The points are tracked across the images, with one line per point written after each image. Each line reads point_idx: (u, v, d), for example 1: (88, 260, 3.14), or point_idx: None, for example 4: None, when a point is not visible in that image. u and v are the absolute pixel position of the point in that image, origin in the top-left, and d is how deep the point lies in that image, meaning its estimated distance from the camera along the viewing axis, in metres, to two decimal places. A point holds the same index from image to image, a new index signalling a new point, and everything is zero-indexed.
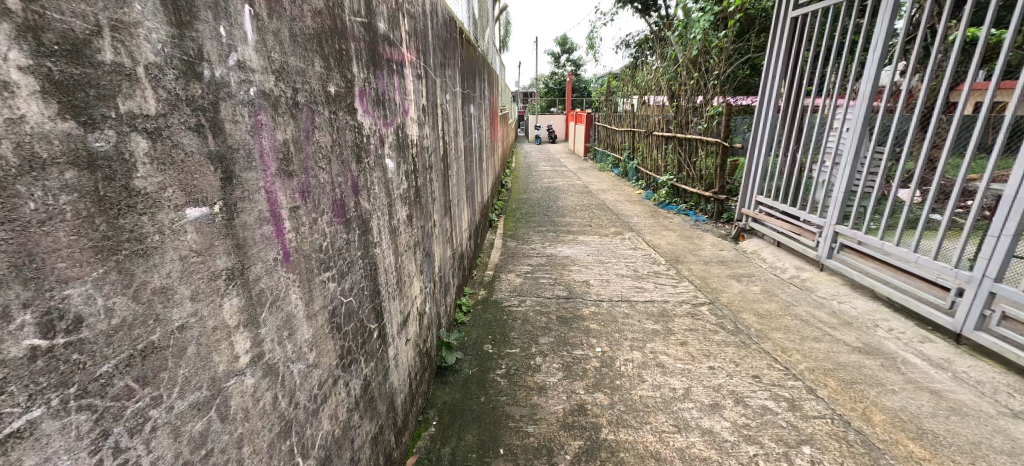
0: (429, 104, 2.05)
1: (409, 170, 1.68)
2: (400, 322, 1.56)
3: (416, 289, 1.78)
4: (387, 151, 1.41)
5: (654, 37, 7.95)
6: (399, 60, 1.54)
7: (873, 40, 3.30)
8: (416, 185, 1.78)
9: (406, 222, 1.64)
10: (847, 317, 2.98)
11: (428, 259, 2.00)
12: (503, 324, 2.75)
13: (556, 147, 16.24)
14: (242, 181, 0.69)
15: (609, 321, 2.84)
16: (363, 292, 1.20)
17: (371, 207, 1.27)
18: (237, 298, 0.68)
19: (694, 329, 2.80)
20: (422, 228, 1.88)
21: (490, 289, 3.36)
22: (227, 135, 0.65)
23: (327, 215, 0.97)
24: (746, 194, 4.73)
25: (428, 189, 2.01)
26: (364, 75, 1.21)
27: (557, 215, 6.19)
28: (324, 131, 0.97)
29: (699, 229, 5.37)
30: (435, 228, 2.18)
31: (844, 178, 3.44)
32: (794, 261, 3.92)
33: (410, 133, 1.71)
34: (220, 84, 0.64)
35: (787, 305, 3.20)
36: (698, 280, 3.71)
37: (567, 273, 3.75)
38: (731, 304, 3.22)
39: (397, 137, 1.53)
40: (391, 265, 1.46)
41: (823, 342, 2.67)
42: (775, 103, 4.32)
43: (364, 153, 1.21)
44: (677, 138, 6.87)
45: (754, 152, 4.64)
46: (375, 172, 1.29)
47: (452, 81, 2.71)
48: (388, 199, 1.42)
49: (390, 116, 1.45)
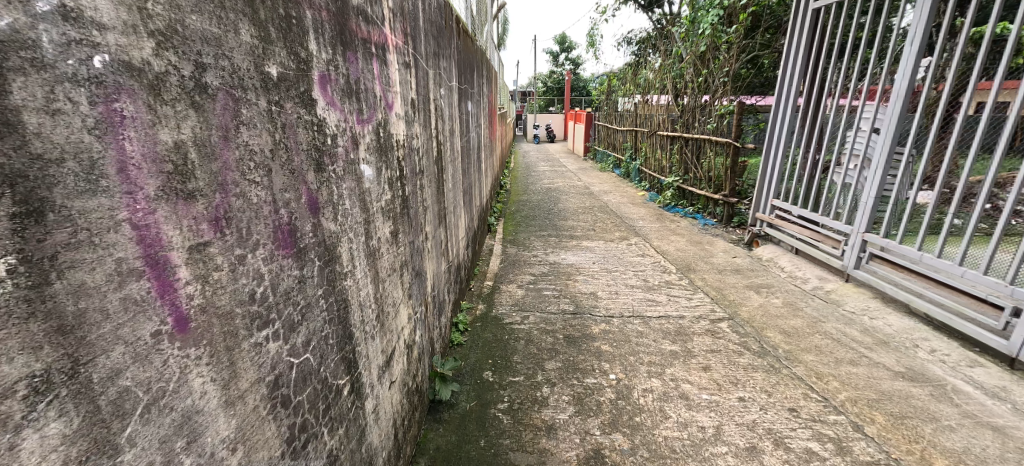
0: (420, 99, 1.76)
1: (394, 176, 1.39)
2: (381, 364, 1.27)
3: (403, 319, 1.49)
4: (362, 155, 1.12)
5: (658, 33, 7.65)
6: (379, 42, 1.24)
7: (910, 32, 2.99)
8: (403, 193, 1.49)
9: (389, 240, 1.35)
10: (882, 335, 2.71)
11: (418, 280, 1.71)
12: (505, 346, 2.46)
13: (555, 146, 15.96)
14: (73, 215, 0.40)
15: (622, 342, 2.55)
16: (328, 342, 0.91)
17: (340, 229, 0.98)
18: (61, 421, 0.39)
19: (718, 351, 2.51)
20: (410, 245, 1.59)
21: (490, 303, 3.07)
22: (32, 136, 0.37)
23: (263, 248, 0.68)
24: (761, 197, 4.45)
25: (419, 197, 1.71)
26: (328, 56, 0.92)
27: (560, 218, 5.90)
28: (259, 130, 0.68)
29: (708, 234, 5.10)
30: (427, 241, 1.89)
31: (875, 183, 3.15)
32: (816, 270, 3.65)
33: (395, 132, 1.41)
34: (8, 42, 0.35)
35: (814, 321, 2.93)
36: (714, 291, 3.43)
37: (572, 284, 3.47)
38: (753, 320, 2.94)
39: (378, 136, 1.24)
40: (370, 298, 1.17)
41: (860, 365, 2.39)
42: (794, 99, 4.03)
43: (328, 160, 0.91)
44: (683, 138, 6.59)
45: (770, 151, 4.36)
46: (345, 182, 1.01)
47: (447, 75, 2.41)
48: (365, 215, 1.13)
49: (367, 109, 1.16)
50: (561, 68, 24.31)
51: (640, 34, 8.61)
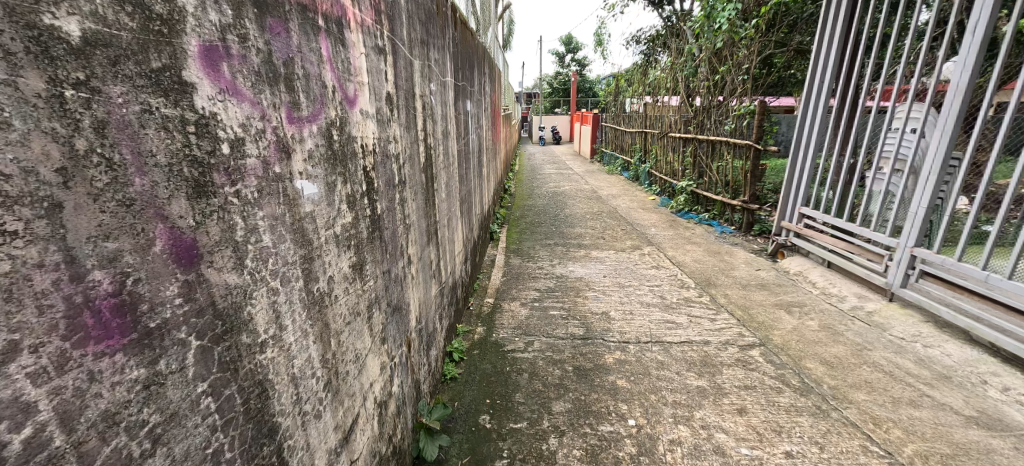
0: (400, 95, 1.43)
1: (359, 192, 1.07)
2: (336, 446, 0.95)
3: (372, 373, 1.17)
4: (301, 167, 0.80)
5: (670, 30, 7.26)
6: (333, 13, 0.92)
7: (972, 19, 2.61)
8: (374, 213, 1.17)
9: (351, 277, 1.02)
10: (940, 368, 2.36)
11: (396, 318, 1.38)
12: (506, 381, 2.13)
13: (560, 149, 15.62)
14: None
15: (639, 376, 2.21)
16: (220, 460, 0.60)
17: (252, 281, 0.65)
18: None
19: (753, 388, 2.16)
20: (385, 275, 1.27)
21: (490, 325, 2.74)
22: None
23: (28, 356, 0.37)
24: (789, 204, 4.08)
25: (397, 215, 1.39)
26: (223, 19, 0.59)
27: (567, 225, 5.55)
28: (23, 135, 0.37)
29: (727, 243, 4.73)
30: (411, 265, 1.56)
31: (927, 190, 2.78)
32: (854, 287, 3.28)
33: (362, 133, 1.09)
34: None
35: (859, 349, 2.57)
36: (739, 311, 3.08)
37: (581, 302, 3.13)
38: (789, 347, 2.59)
39: (330, 140, 0.92)
40: (314, 364, 0.85)
41: (923, 408, 2.05)
42: (827, 100, 3.65)
43: (222, 179, 0.59)
44: (696, 139, 6.22)
45: (797, 156, 3.99)
46: (263, 209, 0.68)
47: (439, 68, 2.08)
48: (306, 250, 0.82)
49: (310, 102, 0.83)
50: (567, 70, 24.03)
51: (649, 33, 8.22)
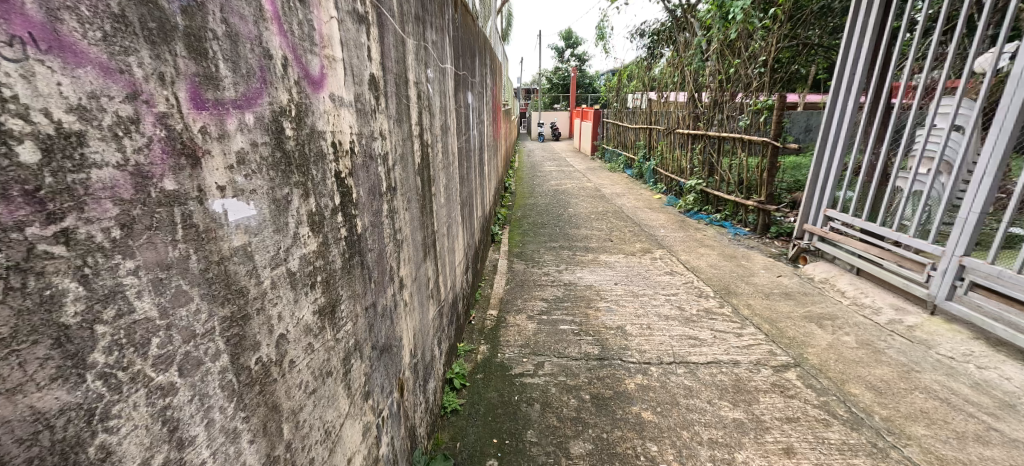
0: (388, 80, 1.13)
1: (328, 210, 0.77)
2: None
3: (351, 444, 0.88)
4: (222, 180, 0.51)
5: (675, 23, 6.92)
6: None
7: None
8: (352, 234, 0.88)
9: (318, 328, 0.74)
10: (1002, 394, 2.10)
11: (385, 360, 1.10)
12: (514, 415, 1.85)
13: (560, 146, 15.29)
14: None
15: (667, 407, 1.93)
16: None
17: (107, 390, 0.37)
18: None
19: (797, 421, 1.90)
20: (369, 311, 0.98)
21: (494, 343, 2.46)
22: None
23: None
24: (812, 206, 3.79)
25: (385, 231, 1.10)
26: None
27: (572, 226, 5.26)
28: None
29: (742, 246, 4.47)
30: (404, 289, 1.28)
31: (983, 194, 2.50)
32: (889, 297, 3.02)
33: (334, 127, 0.80)
34: None
35: (905, 371, 2.30)
36: (767, 325, 2.80)
37: (594, 314, 2.86)
38: (827, 367, 2.34)
39: (279, 138, 0.62)
40: None
41: (994, 446, 1.79)
42: (859, 96, 3.37)
43: (17, 211, 0.31)
44: (705, 136, 5.92)
45: (822, 156, 3.72)
46: (135, 256, 0.40)
47: (437, 52, 1.78)
48: (236, 305, 0.53)
49: (240, 82, 0.54)
50: (566, 64, 23.68)
51: (653, 26, 7.69)
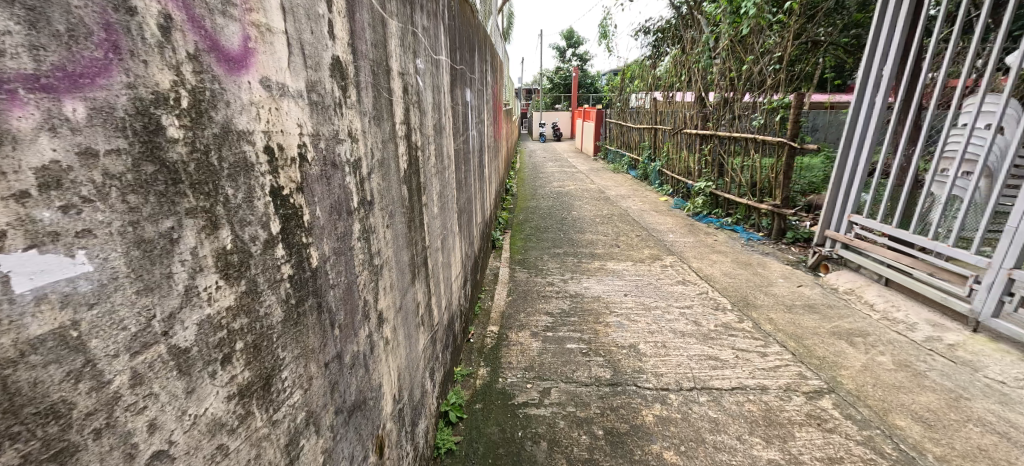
0: (359, 65, 0.89)
1: (257, 243, 0.54)
2: None
3: None
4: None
5: (682, 20, 6.66)
6: None
7: None
8: (300, 272, 0.64)
9: (237, 418, 0.50)
10: None
11: (357, 420, 0.87)
12: (518, 458, 1.62)
13: (562, 146, 15.01)
14: None
15: (691, 445, 1.70)
16: None
17: None
18: None
19: (840, 463, 1.66)
20: (330, 367, 0.75)
21: (494, 365, 2.24)
22: None
23: None
24: (835, 212, 3.54)
25: (356, 257, 0.86)
26: None
27: (576, 230, 5.01)
28: None
29: (756, 252, 4.22)
30: (384, 323, 1.04)
31: None
32: (924, 312, 2.78)
33: (268, 126, 0.57)
34: None
35: (953, 398, 2.06)
36: (792, 342, 2.56)
37: (603, 330, 2.62)
38: (864, 393, 2.10)
39: (152, 140, 0.39)
40: None
41: None
42: (887, 95, 3.11)
43: None
44: (715, 136, 5.66)
45: (846, 159, 3.47)
46: None
47: (428, 39, 1.54)
48: (40, 437, 0.31)
49: (46, 44, 0.31)
50: (567, 64, 23.41)
51: (657, 24, 7.43)
